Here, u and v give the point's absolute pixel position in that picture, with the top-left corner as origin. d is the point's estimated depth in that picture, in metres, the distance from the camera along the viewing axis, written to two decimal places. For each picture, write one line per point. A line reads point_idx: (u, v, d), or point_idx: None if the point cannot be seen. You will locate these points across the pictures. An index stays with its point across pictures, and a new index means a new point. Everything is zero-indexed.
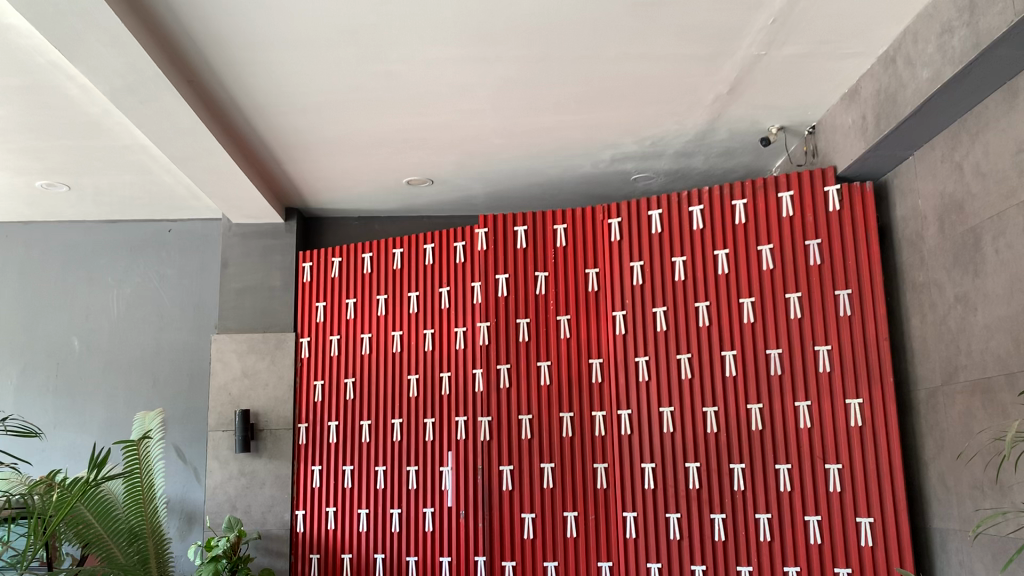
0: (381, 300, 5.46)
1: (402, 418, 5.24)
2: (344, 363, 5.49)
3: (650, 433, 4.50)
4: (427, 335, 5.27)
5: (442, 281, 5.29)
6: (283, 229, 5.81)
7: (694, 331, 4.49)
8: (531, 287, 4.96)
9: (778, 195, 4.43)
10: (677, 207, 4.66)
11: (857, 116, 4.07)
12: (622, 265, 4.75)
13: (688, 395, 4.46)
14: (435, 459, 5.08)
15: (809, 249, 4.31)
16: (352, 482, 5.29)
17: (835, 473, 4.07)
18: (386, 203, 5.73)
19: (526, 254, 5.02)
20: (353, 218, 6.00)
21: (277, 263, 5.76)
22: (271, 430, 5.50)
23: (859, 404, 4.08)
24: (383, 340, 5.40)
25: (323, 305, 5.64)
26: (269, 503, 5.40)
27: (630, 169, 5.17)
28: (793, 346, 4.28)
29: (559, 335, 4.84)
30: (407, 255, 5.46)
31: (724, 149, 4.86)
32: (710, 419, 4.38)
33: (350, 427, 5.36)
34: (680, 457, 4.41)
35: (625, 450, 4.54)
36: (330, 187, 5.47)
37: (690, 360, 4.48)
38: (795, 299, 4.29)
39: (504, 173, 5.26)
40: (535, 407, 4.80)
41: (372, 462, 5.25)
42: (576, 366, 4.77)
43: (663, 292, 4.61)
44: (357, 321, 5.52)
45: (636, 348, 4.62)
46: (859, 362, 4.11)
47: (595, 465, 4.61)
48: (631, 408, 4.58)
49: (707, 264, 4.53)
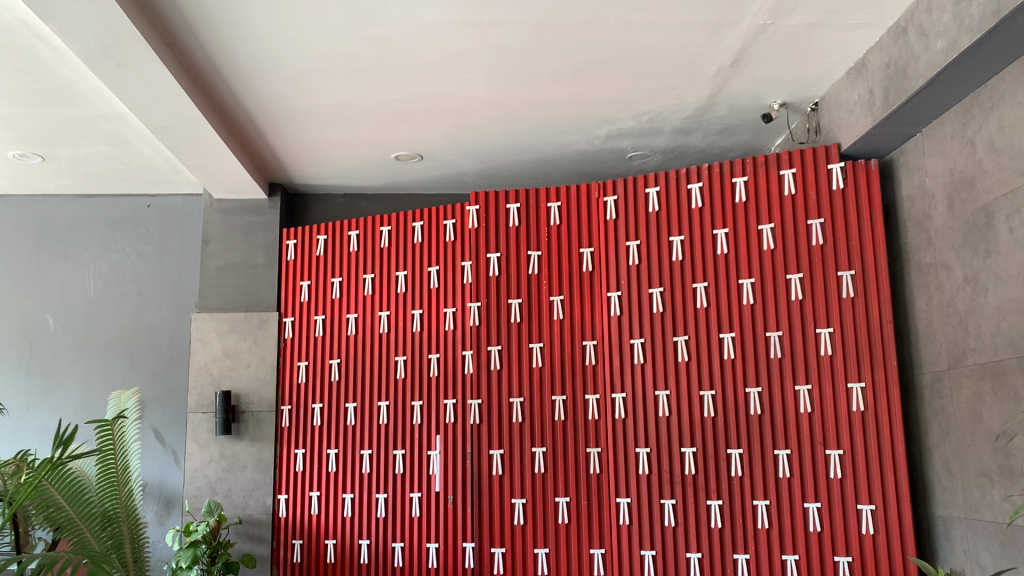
0: (368, 279, 5.28)
1: (388, 400, 5.07)
2: (329, 344, 5.31)
3: (644, 417, 4.38)
4: (415, 315, 5.10)
5: (431, 260, 5.13)
6: (267, 205, 5.62)
7: (692, 313, 4.36)
8: (523, 266, 4.81)
9: (780, 173, 4.29)
10: (675, 184, 4.52)
11: (863, 91, 3.94)
12: (617, 244, 4.60)
13: (685, 378, 4.32)
14: (422, 443, 4.93)
15: (811, 229, 4.18)
16: (336, 466, 5.14)
17: (836, 459, 3.97)
18: (373, 179, 5.55)
19: (519, 232, 4.87)
20: (339, 195, 5.81)
21: (260, 241, 5.58)
22: (252, 412, 5.35)
23: (861, 387, 3.97)
24: (369, 321, 5.23)
25: (307, 284, 5.45)
26: (251, 487, 5.26)
27: (627, 146, 5.02)
28: (793, 329, 4.16)
29: (552, 316, 4.70)
30: (394, 234, 5.28)
31: (723, 125, 4.72)
32: (707, 403, 4.26)
33: (334, 409, 5.20)
34: (676, 443, 4.29)
35: (618, 434, 4.41)
36: (315, 162, 5.29)
37: (688, 342, 4.35)
38: (796, 280, 4.17)
39: (496, 149, 5.09)
40: (527, 390, 4.66)
41: (357, 445, 5.10)
42: (569, 348, 4.62)
43: (660, 272, 4.47)
44: (342, 301, 5.34)
45: (632, 330, 4.49)
46: (862, 345, 4.00)
47: (588, 450, 4.48)
48: (626, 391, 4.45)
49: (706, 244, 4.40)
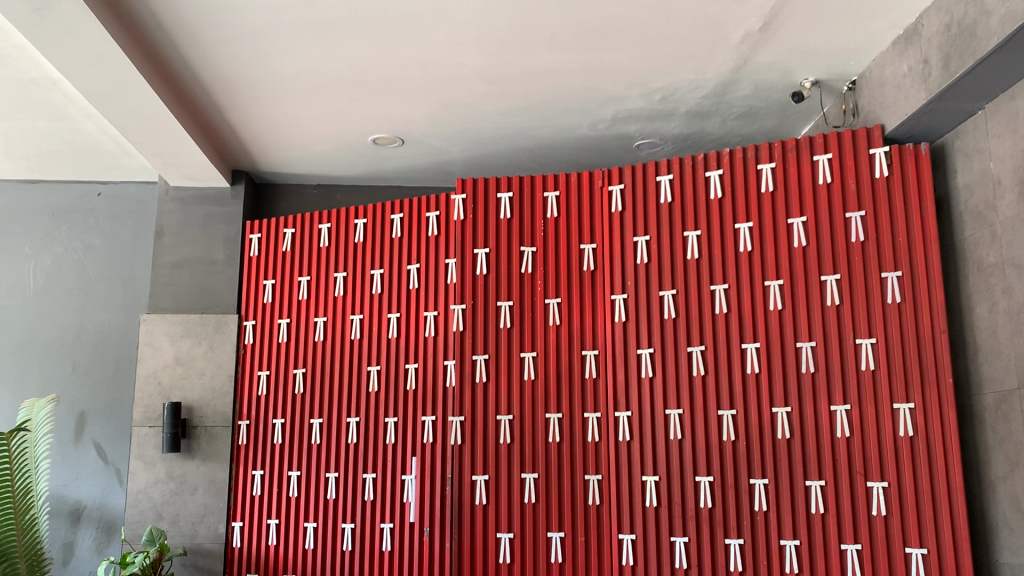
0: (339, 277, 4.65)
1: (358, 416, 4.45)
2: (293, 351, 4.69)
3: (652, 440, 3.77)
4: (391, 319, 4.46)
5: (411, 257, 4.49)
6: (229, 194, 5.03)
7: (710, 320, 3.77)
8: (514, 264, 4.18)
9: (813, 159, 3.71)
10: (691, 172, 3.93)
11: (915, 60, 3.36)
12: (623, 239, 4.01)
13: (702, 396, 3.72)
14: (396, 465, 4.30)
15: (850, 223, 3.60)
16: (298, 491, 4.52)
17: (879, 492, 3.36)
18: (349, 167, 4.96)
19: (510, 225, 4.24)
20: (312, 185, 5.22)
21: (221, 234, 4.98)
22: (205, 427, 4.73)
23: (910, 408, 3.37)
24: (338, 325, 4.59)
25: (271, 283, 4.83)
26: (201, 512, 4.63)
27: (635, 132, 4.44)
28: (828, 339, 3.56)
29: (547, 322, 4.07)
30: (370, 227, 4.63)
31: (745, 108, 4.15)
32: (726, 424, 3.65)
33: (298, 425, 4.58)
34: (690, 470, 3.68)
35: (623, 460, 3.80)
36: (281, 143, 4.70)
37: (704, 353, 3.76)
38: (832, 283, 3.57)
39: (487, 134, 4.51)
40: (517, 407, 4.03)
41: (322, 467, 4.47)
42: (566, 359, 4.01)
43: (673, 272, 3.89)
44: (309, 303, 4.71)
45: (639, 337, 3.89)
46: (911, 360, 3.39)
47: (586, 477, 3.87)
48: (632, 409, 3.84)
49: (727, 241, 3.81)
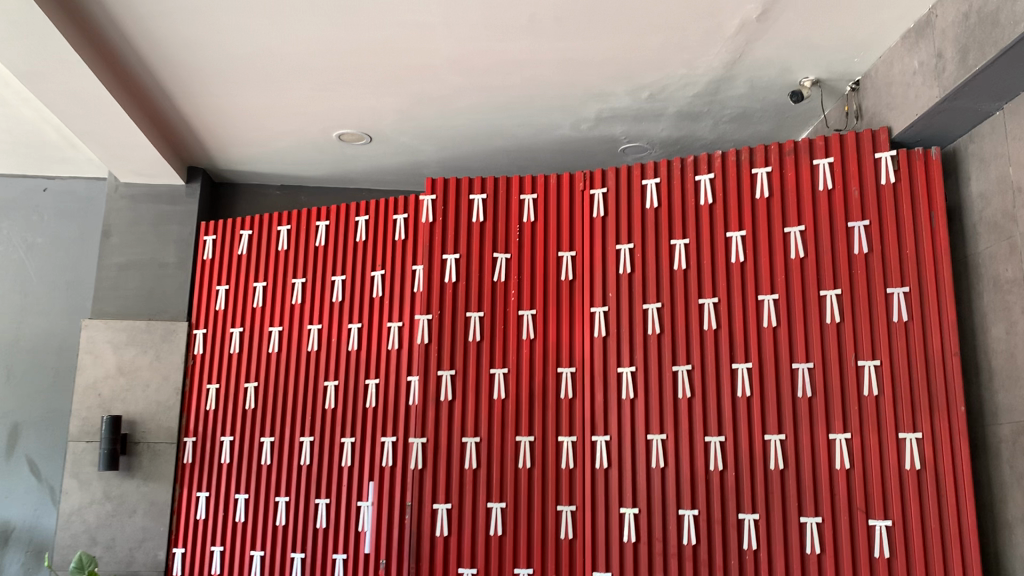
0: (297, 284, 4.29)
1: (313, 435, 4.08)
2: (245, 363, 4.32)
3: (632, 469, 3.42)
4: (352, 330, 4.10)
5: (375, 262, 4.14)
6: (183, 192, 4.67)
7: (697, 337, 3.43)
8: (486, 272, 3.83)
9: (813, 163, 3.40)
10: (680, 175, 3.61)
11: (928, 55, 3.06)
12: (605, 247, 3.68)
13: (687, 420, 3.38)
14: (352, 491, 3.94)
15: (853, 233, 3.28)
16: (245, 516, 4.13)
17: (882, 531, 3.02)
18: (314, 166, 4.62)
19: (483, 230, 3.89)
20: (274, 186, 4.87)
21: (173, 235, 4.61)
22: (147, 444, 4.34)
23: (917, 438, 3.03)
24: (295, 336, 4.23)
25: (225, 289, 4.47)
26: (139, 537, 4.23)
27: (620, 134, 4.13)
28: (827, 361, 3.23)
29: (521, 336, 3.72)
30: (332, 229, 4.28)
31: (738, 109, 3.85)
32: (712, 452, 3.31)
33: (248, 444, 4.21)
34: (672, 502, 3.33)
35: (599, 490, 3.45)
36: (239, 136, 4.36)
37: (690, 373, 3.42)
38: (832, 298, 3.25)
39: (461, 132, 4.19)
40: (484, 428, 3.66)
41: (272, 490, 4.10)
42: (540, 376, 3.65)
43: (659, 284, 3.55)
44: (265, 311, 4.35)
45: (619, 354, 3.55)
46: (919, 386, 3.06)
47: (558, 507, 3.50)
48: (610, 433, 3.49)
49: (718, 251, 3.48)
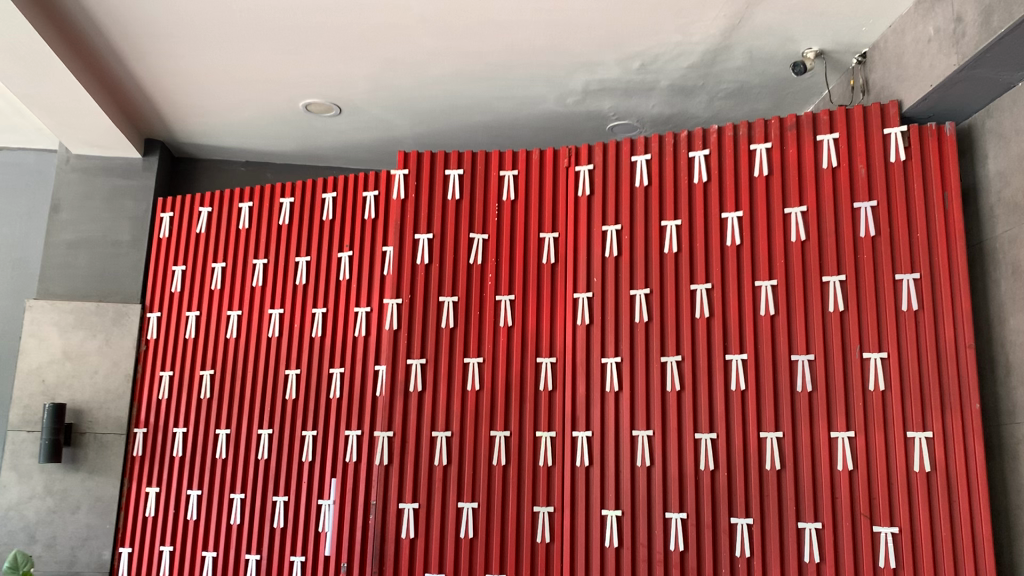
0: (259, 265, 3.99)
1: (271, 428, 3.78)
2: (201, 349, 4.02)
3: (615, 468, 3.14)
4: (317, 315, 3.81)
5: (343, 243, 3.84)
6: (140, 166, 4.36)
7: (689, 325, 3.16)
8: (461, 252, 3.52)
9: (816, 139, 3.14)
10: (672, 151, 3.34)
11: (944, 20, 2.80)
12: (590, 228, 3.38)
13: (676, 415, 3.10)
14: (313, 488, 3.64)
15: (859, 214, 3.02)
16: (197, 513, 3.83)
17: (888, 538, 2.76)
18: (281, 140, 4.32)
19: (459, 208, 3.57)
20: (239, 162, 4.57)
21: (127, 211, 4.29)
22: (94, 435, 4.01)
23: (927, 438, 2.78)
24: (255, 320, 3.93)
25: (181, 269, 4.16)
26: (82, 536, 3.91)
27: (608, 110, 3.87)
28: (829, 353, 2.97)
29: (497, 322, 3.43)
30: (298, 207, 3.98)
31: (735, 84, 3.59)
32: (703, 450, 3.04)
33: (202, 435, 3.91)
34: (658, 503, 3.06)
35: (580, 491, 3.17)
36: (199, 105, 4.05)
37: (681, 364, 3.15)
38: (836, 285, 2.99)
39: (438, 105, 3.90)
40: (457, 422, 3.36)
41: (227, 486, 3.80)
42: (517, 366, 3.36)
43: (647, 268, 3.27)
44: (223, 293, 4.04)
45: (604, 343, 3.27)
46: (930, 381, 2.81)
47: (535, 509, 3.22)
48: (592, 429, 3.21)
49: (712, 234, 3.20)
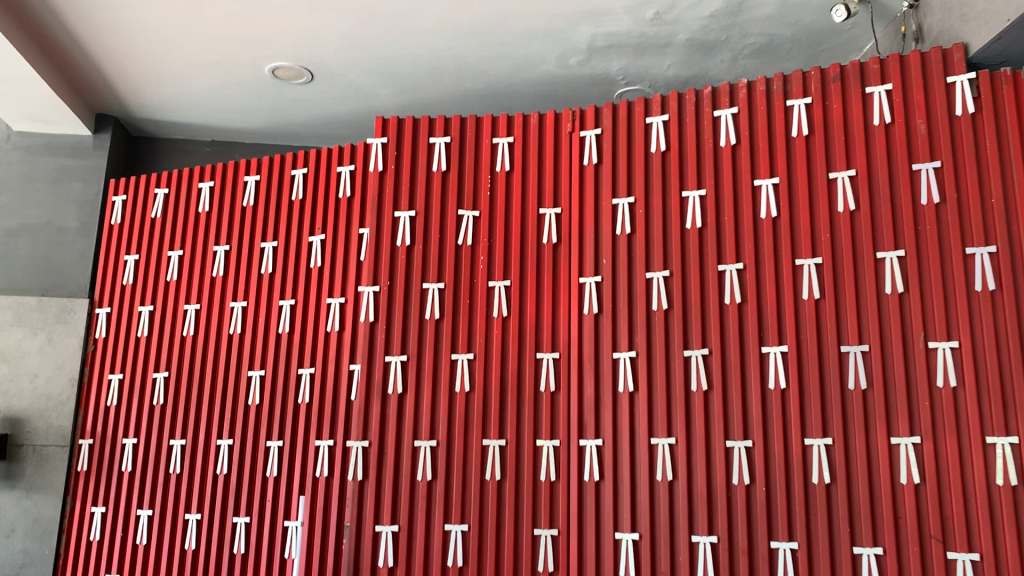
0: (220, 252, 3.51)
1: (232, 438, 3.29)
2: (155, 348, 3.53)
3: (630, 483, 2.64)
4: (284, 308, 3.32)
5: (314, 225, 3.36)
6: (90, 144, 3.87)
7: (717, 313, 2.66)
8: (448, 233, 3.03)
9: (865, 92, 2.66)
10: (694, 110, 2.85)
11: None
12: (598, 202, 2.90)
13: (703, 420, 2.61)
14: (279, 508, 3.14)
15: (919, 177, 2.54)
16: (148, 537, 3.33)
17: (966, 567, 2.26)
18: (249, 114, 3.85)
19: (446, 182, 3.08)
20: (204, 142, 4.10)
21: (75, 195, 3.81)
22: (33, 447, 3.53)
23: (1012, 444, 2.28)
24: (215, 315, 3.44)
25: (134, 259, 3.67)
26: (18, 563, 3.41)
27: (617, 73, 3.40)
28: (887, 343, 2.48)
29: (491, 313, 2.93)
30: (263, 185, 3.50)
31: (764, 37, 3.11)
32: (736, 461, 2.54)
33: (154, 447, 3.41)
34: (682, 524, 2.56)
35: (589, 510, 2.67)
36: (152, 73, 3.57)
37: (708, 359, 2.65)
38: (893, 262, 2.50)
39: (422, 67, 3.42)
40: (444, 429, 2.86)
41: (181, 506, 3.30)
42: (514, 364, 2.86)
43: (666, 247, 2.78)
44: (180, 285, 3.56)
45: (616, 336, 2.78)
46: (1014, 375, 2.31)
47: (536, 532, 2.71)
48: (603, 437, 2.72)
49: (743, 205, 2.72)
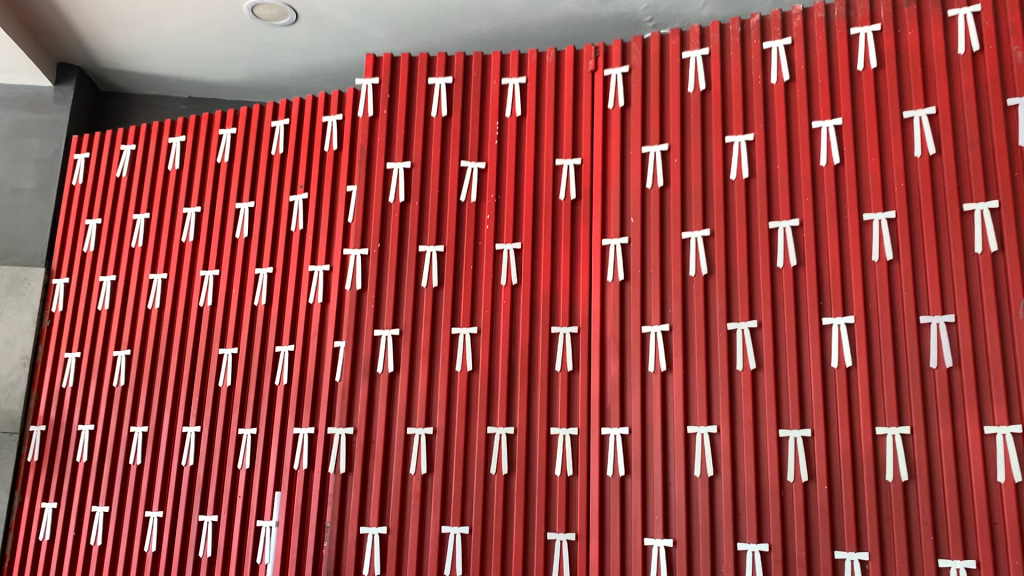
0: (190, 214, 3.09)
1: (200, 425, 2.87)
2: (116, 324, 3.11)
3: (661, 478, 2.22)
4: (262, 276, 2.90)
5: (297, 182, 2.94)
6: (51, 97, 3.45)
7: (767, 278, 2.24)
8: (450, 188, 2.60)
9: (947, 17, 2.23)
10: (740, 42, 2.43)
11: None
12: (625, 150, 2.48)
13: (750, 405, 2.18)
14: (251, 506, 2.71)
15: (1015, 114, 2.12)
16: (103, 537, 2.90)
17: None
18: (229, 64, 3.43)
19: (448, 129, 2.66)
20: (181, 98, 3.67)
21: (32, 152, 3.39)
22: None
23: None
24: (184, 285, 3.03)
25: (96, 223, 3.26)
26: None
27: (644, 12, 2.98)
28: (977, 311, 2.06)
29: (497, 279, 2.50)
30: (240, 139, 3.09)
31: None
32: (792, 453, 2.12)
33: (113, 435, 2.99)
34: (724, 529, 2.14)
35: (613, 511, 2.24)
36: (117, 14, 3.15)
37: (756, 333, 2.23)
38: (985, 214, 2.08)
39: (422, 5, 3.00)
40: (441, 415, 2.43)
41: (142, 502, 2.88)
42: (524, 339, 2.43)
43: (706, 201, 2.36)
44: (147, 252, 3.14)
45: (645, 306, 2.35)
46: None
47: (549, 536, 2.28)
48: (630, 425, 2.29)
49: (798, 151, 2.30)
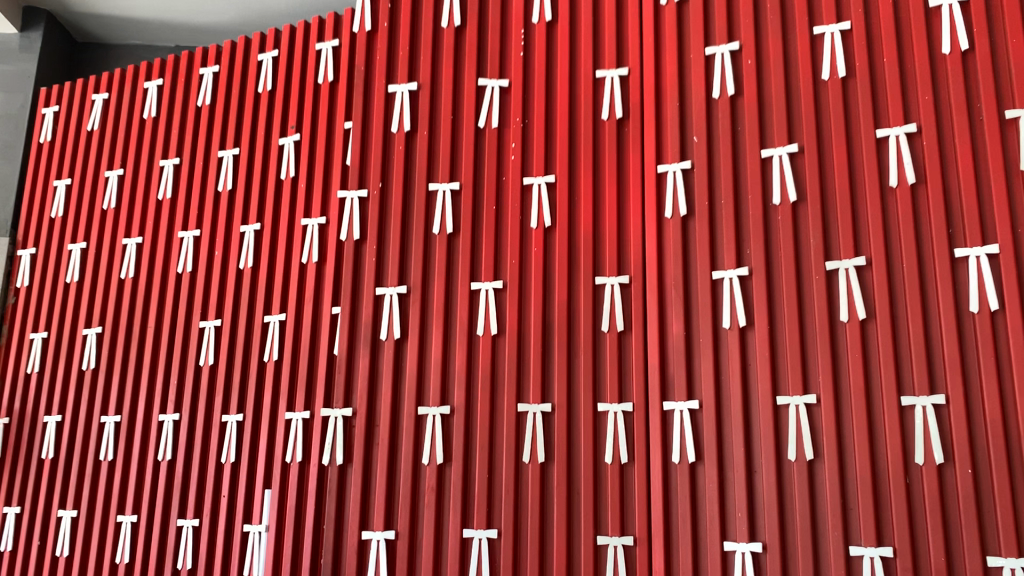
0: (170, 166, 2.65)
1: (180, 412, 2.40)
2: (87, 298, 2.66)
3: (745, 465, 1.71)
4: (248, 234, 2.44)
5: (288, 122, 2.48)
6: (17, 45, 3.03)
7: (876, 202, 1.73)
8: (466, 113, 2.12)
9: None
10: None
11: None
12: (684, 55, 1.98)
13: (861, 366, 1.67)
14: (237, 507, 2.24)
15: None
16: (70, 548, 2.45)
17: None
18: (213, 2, 2.98)
19: (462, 44, 2.18)
20: (167, 48, 3.27)
21: None
22: None
23: None
24: (161, 249, 2.58)
25: (66, 184, 2.83)
26: None
27: None
28: None
29: (527, 221, 2.01)
30: (223, 78, 2.65)
31: None
32: (920, 426, 1.61)
33: (83, 426, 2.53)
34: (831, 529, 1.62)
35: (682, 508, 1.74)
36: None
37: (864, 273, 1.72)
38: None
39: None
40: (460, 391, 1.95)
41: (113, 506, 2.42)
42: (562, 293, 1.94)
43: (790, 110, 1.85)
44: (121, 213, 2.70)
45: (716, 246, 1.85)
46: None
47: (601, 541, 1.78)
48: (701, 398, 1.78)
49: (910, 41, 1.79)
